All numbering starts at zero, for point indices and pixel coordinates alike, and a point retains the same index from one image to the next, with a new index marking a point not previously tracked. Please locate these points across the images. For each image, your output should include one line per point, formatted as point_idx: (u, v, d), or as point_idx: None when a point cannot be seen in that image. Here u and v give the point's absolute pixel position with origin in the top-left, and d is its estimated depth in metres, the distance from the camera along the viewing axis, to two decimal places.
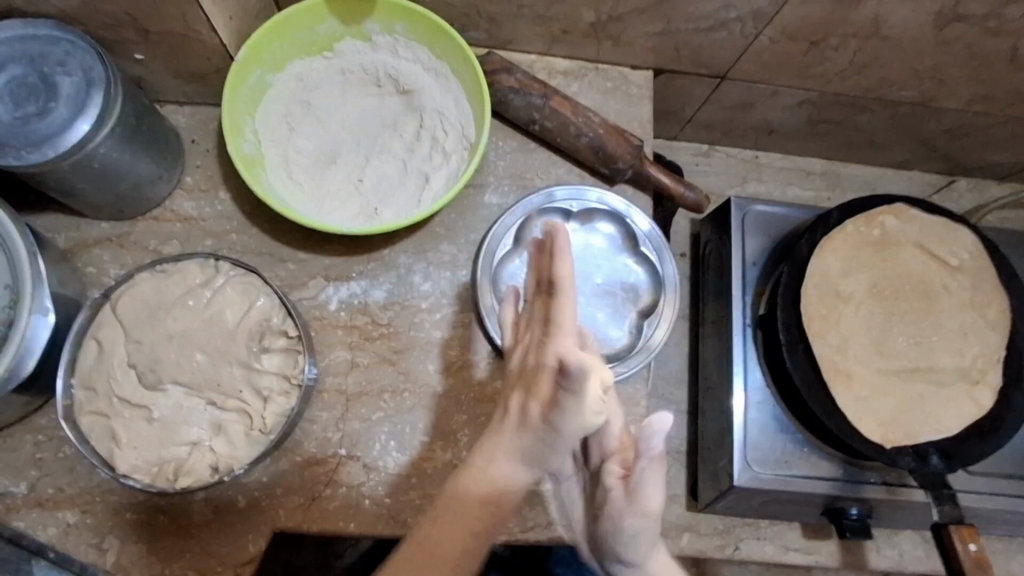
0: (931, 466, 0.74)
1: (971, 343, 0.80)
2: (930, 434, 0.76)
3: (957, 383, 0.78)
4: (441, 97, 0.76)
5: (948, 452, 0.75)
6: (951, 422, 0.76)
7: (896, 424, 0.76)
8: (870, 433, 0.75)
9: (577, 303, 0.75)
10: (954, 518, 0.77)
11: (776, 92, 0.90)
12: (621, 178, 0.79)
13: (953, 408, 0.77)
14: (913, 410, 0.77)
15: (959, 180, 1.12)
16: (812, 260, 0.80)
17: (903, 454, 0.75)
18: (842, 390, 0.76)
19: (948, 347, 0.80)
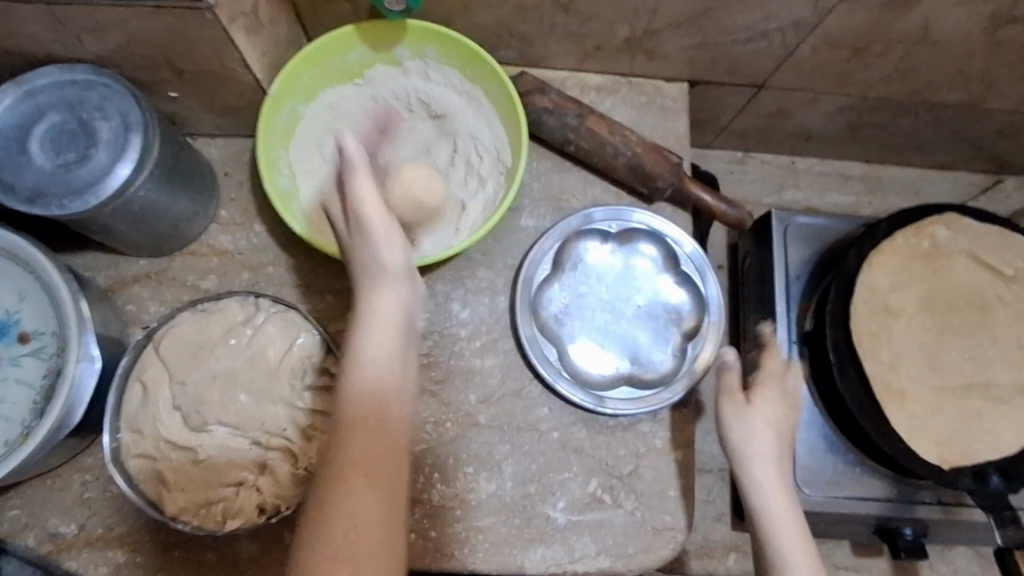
0: (991, 487, 0.72)
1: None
2: (989, 453, 0.73)
3: (1015, 398, 0.76)
4: (475, 119, 0.75)
5: (1010, 470, 0.73)
6: (1010, 439, 0.74)
7: (954, 444, 0.74)
8: (925, 453, 0.73)
9: (619, 327, 0.75)
10: (1020, 541, 0.71)
11: (817, 98, 0.87)
12: (660, 199, 0.77)
13: (1011, 424, 0.75)
14: (971, 429, 0.75)
15: (1004, 180, 1.06)
16: (859, 274, 0.77)
17: (961, 475, 0.73)
18: (894, 410, 0.74)
19: (1006, 361, 0.77)
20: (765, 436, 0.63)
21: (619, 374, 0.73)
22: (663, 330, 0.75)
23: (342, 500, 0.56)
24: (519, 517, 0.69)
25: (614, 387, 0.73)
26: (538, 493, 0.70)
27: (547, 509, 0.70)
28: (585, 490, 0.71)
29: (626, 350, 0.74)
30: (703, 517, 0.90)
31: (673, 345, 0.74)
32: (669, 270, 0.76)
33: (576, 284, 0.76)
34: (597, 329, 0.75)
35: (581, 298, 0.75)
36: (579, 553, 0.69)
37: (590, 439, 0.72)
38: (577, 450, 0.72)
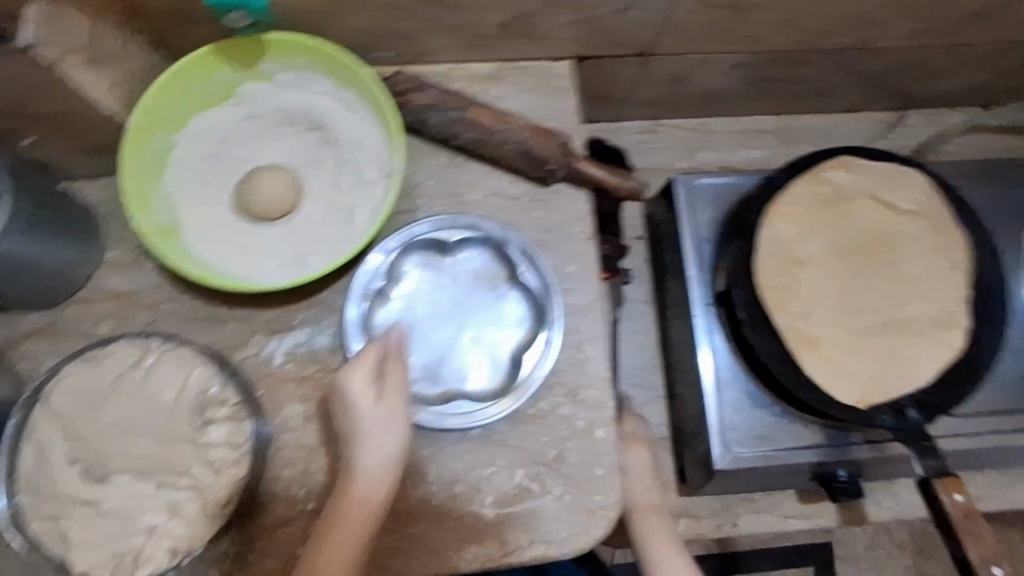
0: (910, 421, 0.73)
1: (939, 286, 0.78)
2: (904, 387, 0.75)
3: (929, 331, 0.76)
4: (355, 125, 0.73)
5: (925, 402, 0.74)
6: (925, 371, 0.75)
7: (871, 383, 0.75)
8: (844, 396, 0.74)
9: (447, 334, 0.73)
10: (940, 469, 0.72)
11: (708, 59, 0.85)
12: (556, 180, 0.76)
13: (925, 355, 0.76)
14: (888, 366, 0.76)
15: (911, 114, 1.06)
16: (762, 230, 0.77)
17: (880, 412, 0.73)
18: (809, 359, 0.75)
19: (916, 294, 0.78)
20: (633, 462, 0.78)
21: (443, 393, 0.71)
22: (501, 360, 0.72)
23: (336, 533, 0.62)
24: (450, 519, 0.69)
25: (432, 407, 0.70)
26: (466, 493, 0.70)
27: (476, 506, 0.70)
28: (513, 482, 0.71)
29: (461, 363, 0.72)
30: None
31: (503, 358, 0.72)
32: (525, 295, 0.74)
33: (433, 290, 0.74)
34: (423, 334, 0.73)
35: (431, 305, 0.73)
36: (513, 546, 0.69)
37: (514, 431, 0.72)
38: (502, 444, 0.71)
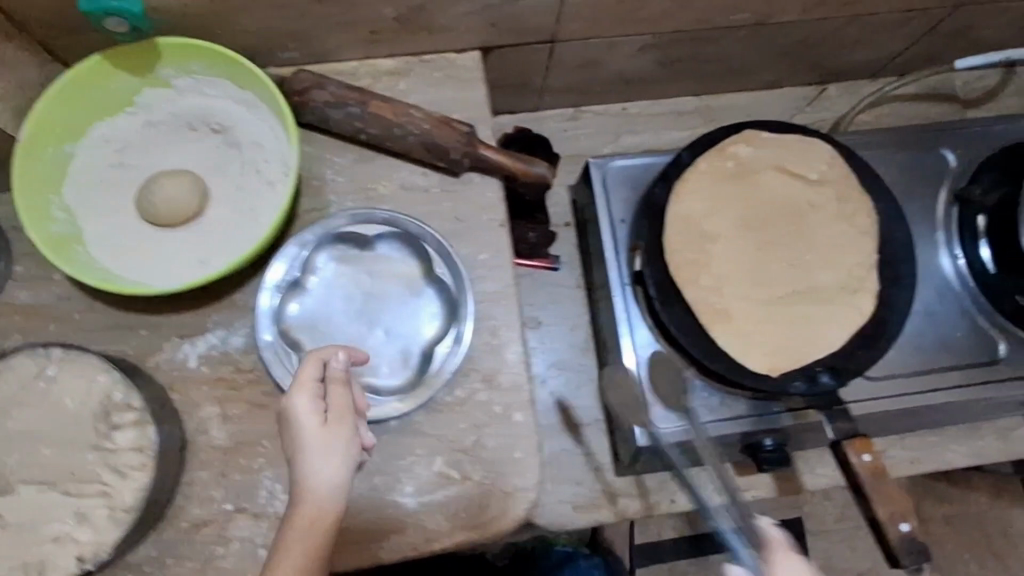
0: (822, 386, 0.75)
1: (849, 252, 0.79)
2: (817, 353, 0.76)
3: (839, 296, 0.78)
4: (256, 126, 0.73)
5: (836, 367, 0.75)
6: (837, 335, 0.76)
7: (784, 351, 0.76)
8: (757, 365, 0.75)
9: (361, 327, 0.74)
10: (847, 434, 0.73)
11: (615, 43, 0.86)
12: (462, 169, 0.77)
13: (836, 321, 0.77)
14: (802, 333, 0.77)
15: (830, 87, 1.07)
16: (669, 207, 0.79)
17: (793, 379, 0.75)
18: (722, 332, 0.76)
19: (827, 261, 0.79)
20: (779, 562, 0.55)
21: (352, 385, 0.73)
22: (411, 354, 0.74)
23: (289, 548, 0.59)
24: (370, 511, 0.70)
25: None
26: (385, 484, 0.71)
27: (396, 496, 0.71)
28: (432, 470, 0.72)
29: (372, 357, 0.73)
30: (588, 470, 0.92)
31: (414, 353, 0.74)
32: (438, 289, 0.75)
33: (349, 282, 0.74)
34: (337, 326, 0.74)
35: (346, 297, 0.74)
36: (434, 534, 0.70)
37: (431, 420, 0.73)
38: (420, 433, 0.72)
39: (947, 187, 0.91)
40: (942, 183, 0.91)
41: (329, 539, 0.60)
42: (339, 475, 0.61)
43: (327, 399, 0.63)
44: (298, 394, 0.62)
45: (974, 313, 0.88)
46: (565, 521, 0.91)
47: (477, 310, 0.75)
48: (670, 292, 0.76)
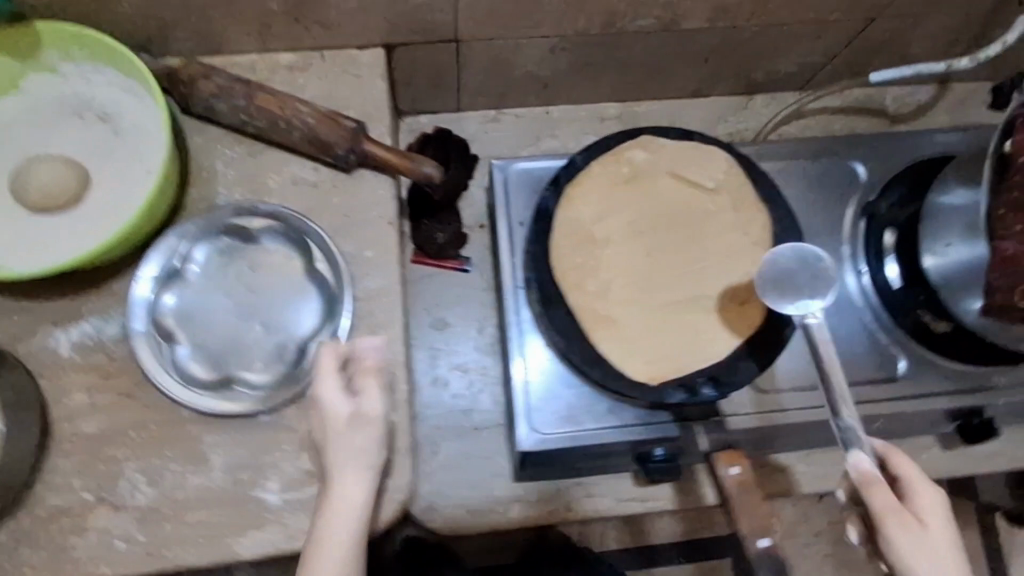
0: (702, 398, 0.74)
1: (741, 260, 0.78)
2: (700, 363, 0.75)
3: (727, 306, 0.77)
4: (139, 113, 0.73)
5: (713, 378, 0.75)
6: (720, 345, 0.76)
7: (664, 358, 0.75)
8: (636, 372, 0.75)
9: (237, 320, 0.74)
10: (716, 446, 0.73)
11: (520, 44, 0.86)
12: (352, 165, 0.76)
13: (722, 331, 0.76)
14: (686, 341, 0.76)
15: (758, 97, 1.06)
16: (559, 211, 0.79)
17: (672, 389, 0.74)
18: (603, 338, 0.76)
19: (717, 269, 0.78)
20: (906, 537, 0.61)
21: (224, 378, 0.72)
22: (287, 349, 0.74)
23: (330, 527, 0.67)
24: (233, 505, 0.70)
25: (213, 393, 0.72)
26: (249, 479, 0.71)
27: (260, 492, 0.71)
28: (299, 467, 0.72)
29: (247, 350, 0.73)
30: (485, 475, 0.93)
31: (289, 348, 0.74)
32: (319, 285, 0.75)
33: (228, 275, 0.74)
34: (214, 319, 0.73)
35: (224, 289, 0.74)
36: (295, 530, 0.70)
37: (303, 417, 0.73)
38: (289, 429, 0.72)
39: (854, 202, 0.90)
40: (850, 198, 0.91)
41: (364, 511, 0.68)
42: (371, 446, 0.70)
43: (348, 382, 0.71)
44: (321, 378, 0.70)
45: (873, 329, 0.87)
46: (457, 524, 0.91)
47: (354, 308, 0.75)
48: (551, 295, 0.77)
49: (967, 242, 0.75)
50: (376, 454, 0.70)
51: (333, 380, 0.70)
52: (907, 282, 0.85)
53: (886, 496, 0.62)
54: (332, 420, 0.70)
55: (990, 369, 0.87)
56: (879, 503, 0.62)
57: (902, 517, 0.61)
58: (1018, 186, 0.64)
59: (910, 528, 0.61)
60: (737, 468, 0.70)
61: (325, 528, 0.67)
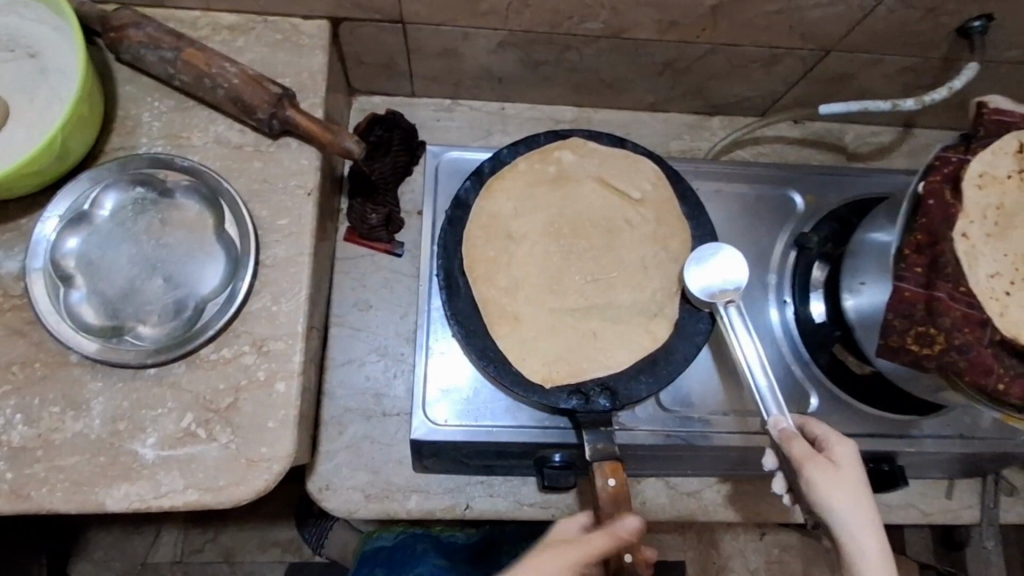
0: (595, 407, 0.72)
1: (654, 274, 0.78)
2: (598, 370, 0.74)
3: (635, 318, 0.76)
4: (63, 52, 0.74)
5: (606, 390, 0.73)
6: (621, 357, 0.74)
7: (562, 362, 0.74)
8: (531, 371, 0.73)
9: (141, 272, 0.74)
10: (606, 455, 0.71)
11: (468, 34, 0.86)
12: (276, 131, 0.77)
13: (626, 342, 0.75)
14: (588, 349, 0.75)
15: (714, 118, 1.06)
16: (478, 203, 0.79)
17: (563, 393, 0.73)
18: (505, 334, 0.75)
19: (630, 281, 0.78)
20: (836, 495, 0.62)
21: (115, 326, 0.72)
22: (184, 306, 0.73)
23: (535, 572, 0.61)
24: (105, 455, 0.69)
25: (97, 337, 0.71)
26: (127, 430, 0.70)
27: (135, 446, 0.69)
28: (179, 425, 0.70)
29: (144, 303, 0.73)
30: (387, 461, 0.91)
31: (186, 306, 0.73)
32: (225, 247, 0.75)
33: (138, 227, 0.75)
34: (117, 268, 0.74)
35: (133, 241, 0.74)
36: (164, 489, 0.68)
37: (190, 374, 0.72)
38: (174, 386, 0.71)
39: (788, 231, 0.90)
40: (785, 227, 0.90)
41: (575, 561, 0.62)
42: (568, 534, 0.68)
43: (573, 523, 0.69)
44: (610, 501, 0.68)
45: (790, 360, 0.86)
46: (353, 509, 0.89)
47: (258, 273, 0.75)
48: (455, 286, 0.75)
49: (878, 282, 0.73)
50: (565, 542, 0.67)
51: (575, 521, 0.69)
52: (829, 319, 0.83)
53: (804, 445, 0.65)
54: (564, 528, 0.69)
55: (915, 418, 0.85)
56: (797, 451, 0.65)
57: (817, 462, 0.64)
58: (922, 226, 0.64)
59: (827, 470, 0.63)
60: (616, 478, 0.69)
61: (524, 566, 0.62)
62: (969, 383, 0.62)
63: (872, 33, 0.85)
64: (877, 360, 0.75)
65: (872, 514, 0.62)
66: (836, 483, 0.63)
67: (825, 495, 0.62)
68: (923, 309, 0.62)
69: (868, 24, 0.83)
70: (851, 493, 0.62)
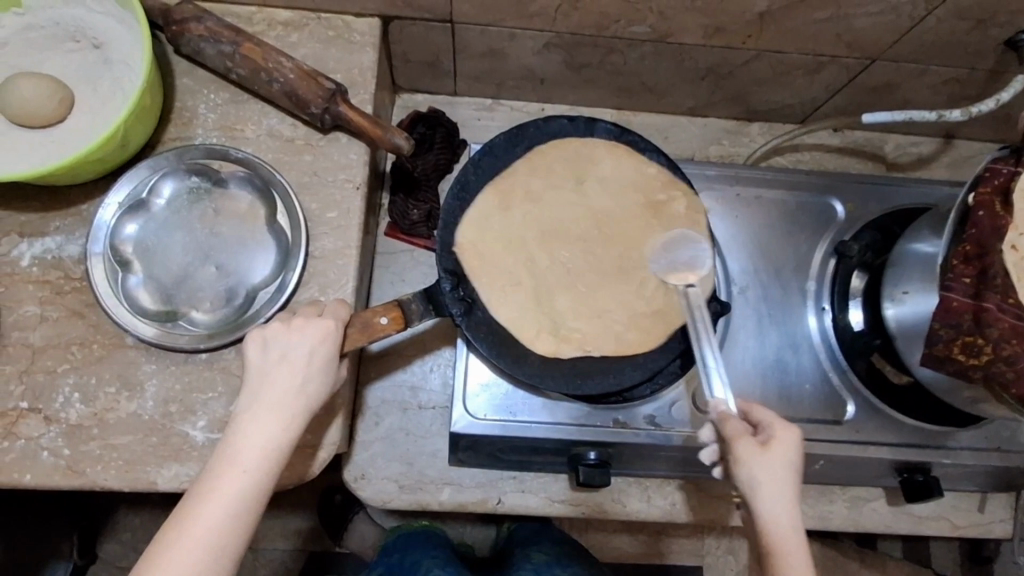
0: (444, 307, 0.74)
1: (625, 329, 0.79)
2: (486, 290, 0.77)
3: (547, 317, 0.78)
4: (128, 46, 0.76)
5: (467, 306, 0.76)
6: (502, 311, 0.77)
7: (483, 256, 0.79)
8: (460, 231, 0.79)
9: (193, 258, 0.76)
10: (404, 303, 0.71)
11: (514, 35, 0.87)
12: (326, 125, 0.78)
13: (522, 309, 0.78)
14: (500, 278, 0.79)
15: (752, 124, 1.07)
16: (600, 141, 0.84)
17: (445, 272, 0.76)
18: (483, 205, 0.80)
19: (595, 311, 0.79)
20: (762, 476, 0.60)
21: (168, 310, 0.74)
22: (234, 293, 0.76)
23: (227, 467, 0.60)
24: (157, 436, 0.71)
25: (152, 321, 0.73)
26: (178, 413, 0.72)
27: (186, 428, 0.72)
28: (228, 409, 0.72)
29: (196, 289, 0.75)
30: (421, 452, 0.92)
31: (236, 292, 0.76)
32: (276, 237, 0.77)
33: (192, 214, 0.77)
34: (171, 254, 0.76)
35: (186, 227, 0.77)
36: None
37: (239, 360, 0.74)
38: (224, 371, 0.73)
39: (827, 239, 0.90)
40: (825, 235, 0.90)
41: (254, 466, 0.60)
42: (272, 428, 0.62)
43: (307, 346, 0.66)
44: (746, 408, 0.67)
45: (826, 366, 0.86)
46: (386, 499, 0.90)
47: (306, 264, 0.76)
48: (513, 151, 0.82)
49: (922, 292, 0.73)
50: (286, 394, 0.63)
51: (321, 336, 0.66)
52: (867, 328, 0.83)
53: (739, 425, 0.62)
54: (255, 387, 0.64)
55: (948, 430, 0.85)
56: (731, 431, 0.62)
57: (750, 442, 0.61)
58: (971, 237, 0.63)
59: (756, 451, 0.60)
60: (385, 319, 0.70)
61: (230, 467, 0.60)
62: (1015, 395, 0.63)
63: (919, 43, 0.85)
64: (917, 370, 0.76)
65: (793, 500, 0.60)
66: (767, 463, 0.60)
67: (751, 477, 0.60)
68: (971, 321, 0.62)
69: (916, 34, 0.83)
70: (777, 473, 0.60)
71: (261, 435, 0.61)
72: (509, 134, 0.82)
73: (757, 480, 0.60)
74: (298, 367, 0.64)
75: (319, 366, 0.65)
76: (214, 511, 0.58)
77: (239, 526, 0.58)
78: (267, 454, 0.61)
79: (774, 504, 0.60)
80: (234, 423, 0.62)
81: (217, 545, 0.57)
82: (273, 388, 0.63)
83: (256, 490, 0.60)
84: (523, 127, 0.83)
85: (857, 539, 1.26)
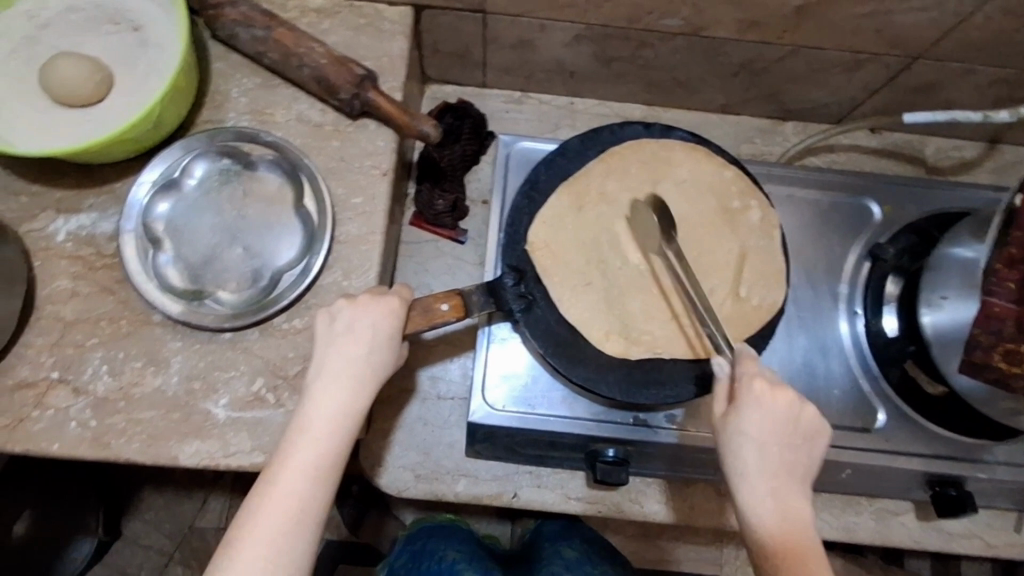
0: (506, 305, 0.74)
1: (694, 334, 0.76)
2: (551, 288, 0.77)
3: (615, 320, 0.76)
4: (165, 28, 0.77)
5: (527, 303, 0.76)
6: (570, 312, 0.76)
7: (553, 257, 0.78)
8: (531, 231, 0.78)
9: (221, 238, 0.77)
10: (462, 291, 0.71)
11: (545, 27, 0.87)
12: (355, 111, 0.79)
13: (591, 310, 0.77)
14: (571, 279, 0.77)
15: (787, 123, 1.04)
16: (676, 145, 0.82)
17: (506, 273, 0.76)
18: (557, 205, 0.79)
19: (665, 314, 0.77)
20: (745, 455, 0.61)
21: (195, 290, 0.75)
22: (260, 275, 0.76)
23: (304, 436, 0.62)
24: (179, 412, 0.72)
25: (179, 299, 0.74)
26: (201, 390, 0.73)
27: (208, 406, 0.72)
28: (249, 389, 0.73)
29: (223, 269, 0.76)
30: (439, 443, 0.92)
31: (261, 274, 0.76)
32: (303, 221, 0.78)
33: (222, 196, 0.78)
34: (201, 233, 0.77)
35: (216, 208, 0.78)
36: (233, 449, 0.71)
37: (262, 341, 0.74)
38: (247, 352, 0.74)
39: (862, 241, 0.87)
40: (859, 238, 0.87)
41: (331, 432, 0.63)
42: (342, 397, 0.64)
43: (367, 323, 0.66)
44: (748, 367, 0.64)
45: (857, 373, 0.83)
46: (402, 487, 0.90)
47: (331, 248, 0.77)
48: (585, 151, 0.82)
49: (959, 299, 0.71)
50: (353, 364, 0.65)
51: (379, 312, 0.66)
52: (902, 334, 0.80)
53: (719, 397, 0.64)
54: (322, 357, 0.65)
55: (985, 443, 0.81)
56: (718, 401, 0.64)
57: (720, 408, 0.63)
58: (1017, 240, 0.60)
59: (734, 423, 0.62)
60: (446, 307, 0.69)
61: (303, 433, 0.63)
62: None
63: (964, 42, 0.82)
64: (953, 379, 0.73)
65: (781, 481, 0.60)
66: (746, 439, 0.61)
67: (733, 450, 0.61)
68: (1013, 326, 0.60)
69: (961, 32, 0.80)
70: (746, 448, 0.61)
71: (331, 402, 0.64)
72: (584, 137, 0.83)
73: (735, 454, 0.61)
74: (363, 340, 0.65)
75: (381, 337, 0.66)
76: (294, 478, 0.60)
77: (318, 491, 0.61)
78: (339, 421, 0.63)
79: (753, 484, 0.60)
80: (304, 396, 0.64)
81: (301, 509, 0.60)
82: (339, 360, 0.65)
83: (327, 460, 0.62)
84: (598, 131, 0.83)
85: (883, 556, 1.21)
